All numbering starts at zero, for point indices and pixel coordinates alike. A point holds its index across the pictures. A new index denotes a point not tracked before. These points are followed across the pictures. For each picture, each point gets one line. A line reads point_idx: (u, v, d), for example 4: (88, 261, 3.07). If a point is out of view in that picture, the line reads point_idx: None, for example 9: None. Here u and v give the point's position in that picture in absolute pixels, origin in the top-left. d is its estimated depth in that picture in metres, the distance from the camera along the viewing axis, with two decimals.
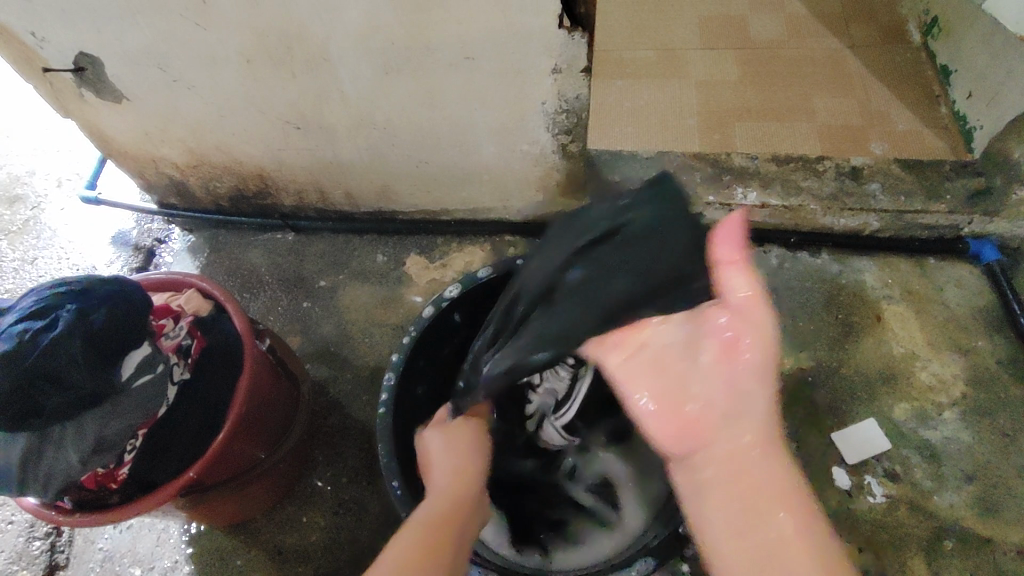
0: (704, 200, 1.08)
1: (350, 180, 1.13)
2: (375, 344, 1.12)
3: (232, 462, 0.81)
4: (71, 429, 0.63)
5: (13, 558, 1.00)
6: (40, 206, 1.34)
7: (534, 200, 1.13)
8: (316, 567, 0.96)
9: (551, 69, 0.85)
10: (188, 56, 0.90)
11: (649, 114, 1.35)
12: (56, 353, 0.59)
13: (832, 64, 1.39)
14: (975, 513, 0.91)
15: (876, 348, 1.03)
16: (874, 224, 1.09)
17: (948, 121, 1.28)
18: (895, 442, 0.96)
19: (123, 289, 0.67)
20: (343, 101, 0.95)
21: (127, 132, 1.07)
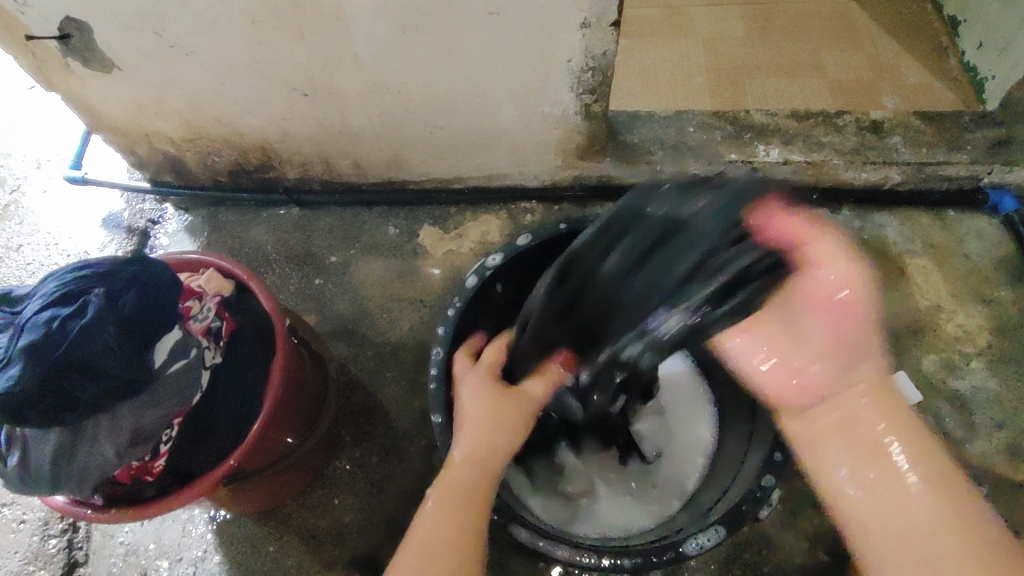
0: (727, 158, 1.05)
1: (360, 150, 1.08)
2: (395, 319, 1.08)
3: (269, 450, 0.78)
4: (105, 422, 0.60)
5: (29, 558, 0.96)
6: (20, 189, 1.26)
7: (552, 164, 1.09)
8: (352, 548, 0.94)
9: (580, 23, 0.80)
10: (186, 18, 0.83)
11: (655, 74, 1.23)
12: (89, 340, 0.56)
13: (839, 19, 1.28)
14: (1006, 459, 0.94)
15: (901, 301, 1.04)
16: (895, 177, 1.08)
17: (957, 72, 1.20)
18: (925, 394, 0.98)
19: (151, 268, 0.63)
20: (356, 64, 0.88)
21: (118, 105, 1.00)
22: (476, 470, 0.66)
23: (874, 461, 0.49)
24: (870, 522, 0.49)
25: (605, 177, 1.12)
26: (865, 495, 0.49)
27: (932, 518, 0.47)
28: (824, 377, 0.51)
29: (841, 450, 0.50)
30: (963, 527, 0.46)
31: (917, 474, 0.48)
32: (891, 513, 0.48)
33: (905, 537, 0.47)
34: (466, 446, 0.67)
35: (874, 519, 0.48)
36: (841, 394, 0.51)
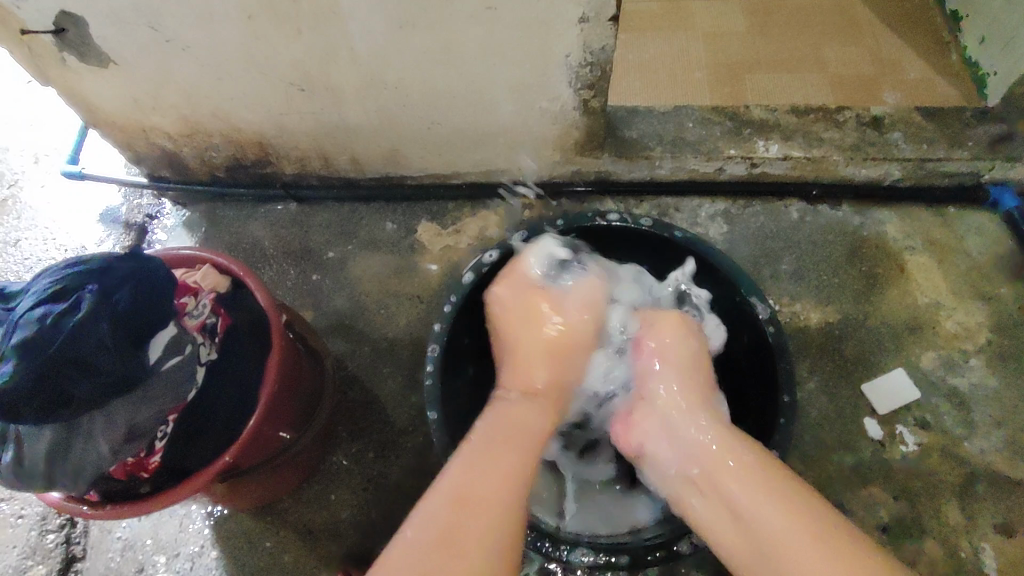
0: (727, 154, 1.04)
1: (357, 145, 1.07)
2: (392, 315, 1.08)
3: (265, 445, 0.78)
4: (100, 418, 0.60)
5: (27, 553, 0.96)
6: (18, 184, 1.26)
7: (550, 160, 1.09)
8: (349, 544, 0.94)
9: (578, 18, 0.79)
10: (182, 12, 0.82)
11: (655, 69, 1.22)
12: (83, 336, 0.55)
13: (840, 13, 1.27)
14: (1005, 457, 0.94)
15: (900, 298, 1.03)
16: (895, 174, 1.08)
17: (958, 68, 1.19)
18: (924, 391, 0.97)
19: (145, 264, 0.63)
20: (353, 59, 0.88)
21: (115, 100, 1.00)
22: (523, 419, 0.72)
23: (761, 490, 0.63)
24: (761, 529, 0.61)
25: (603, 173, 1.11)
26: (750, 512, 0.62)
27: (806, 527, 0.59)
28: (716, 438, 0.70)
29: (736, 482, 0.65)
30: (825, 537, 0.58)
31: (794, 502, 0.61)
32: (780, 521, 0.60)
33: (789, 539, 0.59)
34: (525, 381, 0.78)
35: (764, 526, 0.61)
36: (708, 444, 0.70)
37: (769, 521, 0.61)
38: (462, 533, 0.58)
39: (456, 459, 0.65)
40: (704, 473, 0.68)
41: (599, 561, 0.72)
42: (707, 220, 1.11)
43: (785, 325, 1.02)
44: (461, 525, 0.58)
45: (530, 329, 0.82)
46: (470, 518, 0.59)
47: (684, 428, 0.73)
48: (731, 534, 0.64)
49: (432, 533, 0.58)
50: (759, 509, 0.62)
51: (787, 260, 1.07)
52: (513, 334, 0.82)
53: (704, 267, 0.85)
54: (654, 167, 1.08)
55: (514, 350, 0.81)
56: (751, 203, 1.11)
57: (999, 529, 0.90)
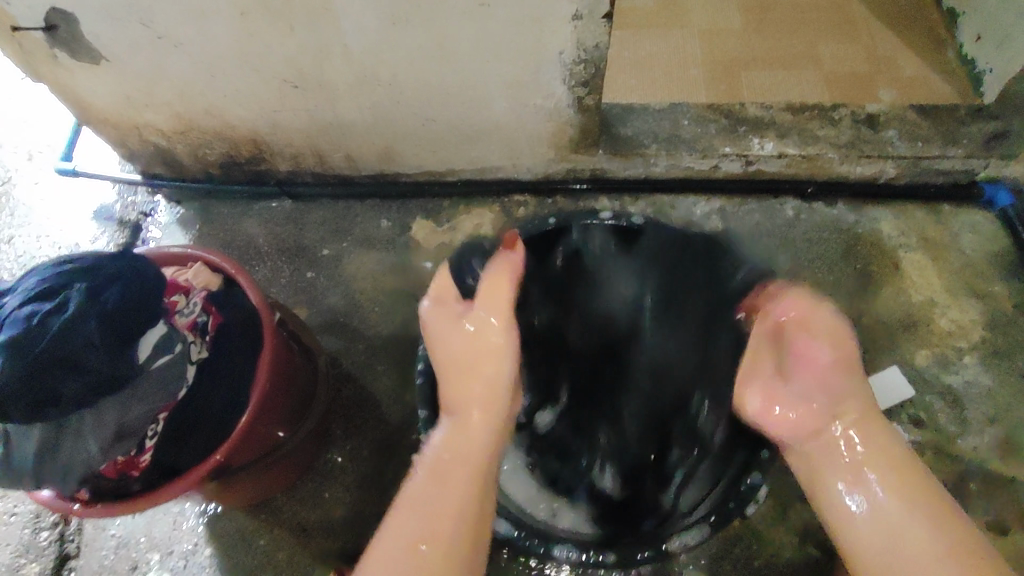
0: (722, 151, 1.04)
1: (352, 143, 1.07)
2: (387, 313, 1.08)
3: (258, 443, 0.77)
4: (89, 417, 0.60)
5: (21, 551, 0.96)
6: (11, 181, 1.25)
7: (545, 157, 1.08)
8: (342, 542, 0.94)
9: (571, 15, 0.79)
10: (174, 10, 0.82)
11: (651, 66, 1.22)
12: (72, 335, 0.55)
13: (836, 9, 1.26)
14: (998, 455, 0.94)
15: (895, 296, 1.03)
16: (890, 171, 1.08)
17: (954, 65, 1.18)
18: (918, 389, 0.97)
19: (134, 263, 0.63)
20: (346, 56, 0.88)
21: (107, 97, 0.99)
22: (466, 425, 0.72)
23: (893, 467, 0.67)
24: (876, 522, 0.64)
25: (598, 171, 1.11)
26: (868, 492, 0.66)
27: (927, 518, 0.62)
28: (810, 415, 0.73)
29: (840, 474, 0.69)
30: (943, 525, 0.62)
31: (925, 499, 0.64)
32: (898, 515, 0.63)
33: (908, 531, 0.62)
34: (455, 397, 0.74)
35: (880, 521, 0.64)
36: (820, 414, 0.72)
37: (889, 513, 0.64)
38: (431, 527, 0.63)
39: (415, 477, 0.68)
40: (835, 451, 0.70)
41: (584, 559, 0.72)
42: (702, 218, 1.11)
43: None
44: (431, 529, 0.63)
45: (454, 352, 0.76)
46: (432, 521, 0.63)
47: (829, 435, 0.71)
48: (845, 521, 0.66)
49: (406, 541, 0.62)
50: (882, 505, 0.64)
51: (782, 258, 1.07)
52: (448, 374, 0.75)
53: (697, 265, 0.85)
54: (650, 164, 1.08)
55: (451, 364, 0.76)
56: (746, 201, 1.11)
57: (992, 526, 0.90)
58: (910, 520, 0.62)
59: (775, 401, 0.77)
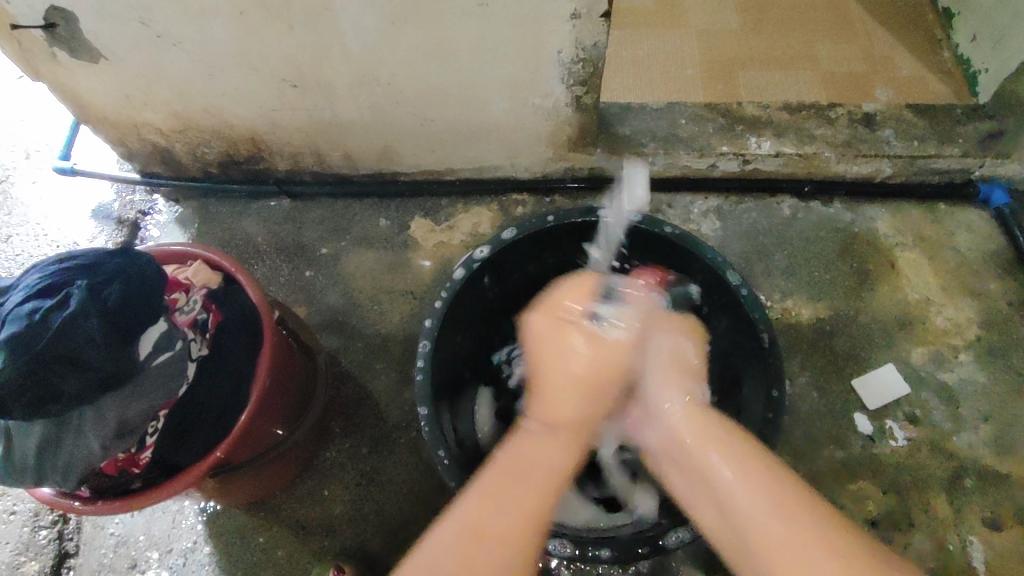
0: (719, 151, 1.04)
1: (350, 142, 1.07)
2: (385, 311, 1.08)
3: (257, 440, 0.77)
4: (90, 414, 0.60)
5: (20, 549, 0.96)
6: (10, 180, 1.25)
7: (543, 156, 1.09)
8: (341, 540, 0.94)
9: (570, 14, 0.79)
10: (173, 8, 0.82)
11: (649, 66, 1.22)
12: (73, 331, 0.56)
13: (833, 10, 1.27)
14: (993, 452, 0.94)
15: (891, 294, 1.04)
16: (887, 171, 1.08)
17: (950, 65, 1.19)
18: (913, 386, 0.98)
19: (135, 260, 0.63)
20: (345, 55, 0.88)
21: (105, 95, 0.99)
22: (549, 440, 0.64)
23: (716, 460, 0.60)
24: (728, 511, 0.57)
25: (597, 170, 1.11)
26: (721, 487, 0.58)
27: (779, 502, 0.55)
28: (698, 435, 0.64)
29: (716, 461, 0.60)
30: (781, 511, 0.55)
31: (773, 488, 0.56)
32: (756, 502, 0.56)
33: (770, 529, 0.54)
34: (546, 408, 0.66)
35: (741, 504, 0.56)
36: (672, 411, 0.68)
37: (772, 528, 0.54)
38: (486, 534, 0.56)
39: (489, 468, 0.62)
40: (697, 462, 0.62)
41: (575, 553, 0.73)
42: (700, 217, 1.11)
43: (776, 321, 1.03)
44: (490, 511, 0.57)
45: (555, 352, 0.69)
46: (492, 517, 0.57)
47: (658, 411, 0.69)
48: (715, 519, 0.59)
49: (460, 548, 0.55)
50: (733, 490, 0.57)
51: (779, 256, 1.07)
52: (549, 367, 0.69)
53: (693, 262, 0.86)
54: (648, 163, 1.08)
55: (547, 388, 0.67)
56: (744, 200, 1.12)
57: (987, 523, 0.91)
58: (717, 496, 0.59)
59: (772, 398, 0.77)
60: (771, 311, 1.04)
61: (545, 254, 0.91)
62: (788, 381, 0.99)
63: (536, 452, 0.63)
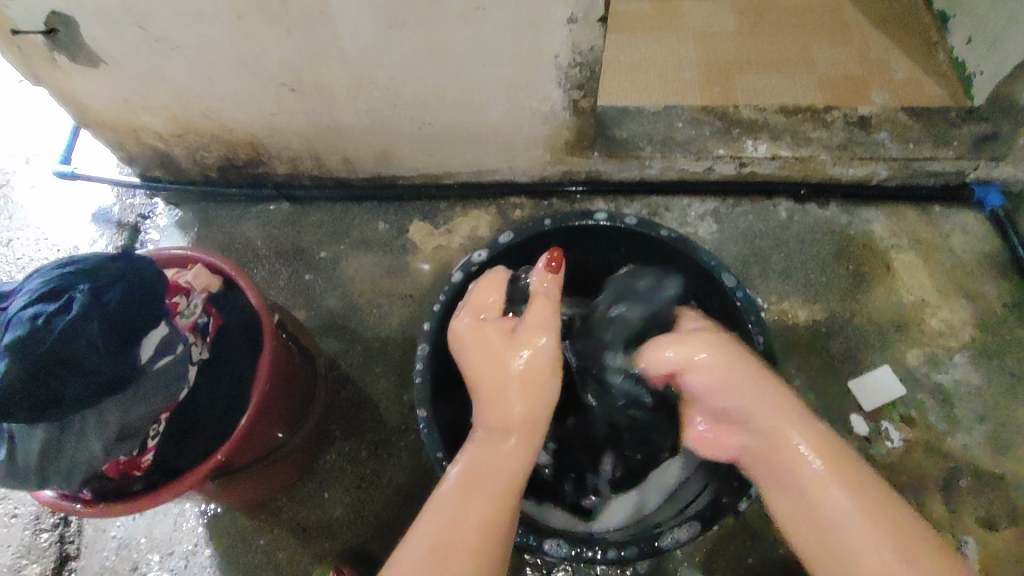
0: (715, 154, 1.05)
1: (349, 145, 1.08)
2: (384, 314, 1.09)
3: (257, 443, 0.78)
4: (91, 417, 0.61)
5: (21, 552, 0.97)
6: (10, 184, 1.26)
7: (541, 160, 1.09)
8: (341, 542, 0.95)
9: (566, 19, 0.80)
10: (172, 13, 0.82)
11: (646, 69, 1.23)
12: (75, 335, 0.56)
13: (829, 13, 1.27)
14: (988, 452, 0.95)
15: (886, 296, 1.05)
16: (882, 173, 1.09)
17: (945, 68, 1.20)
18: (909, 388, 0.99)
19: (137, 265, 0.64)
20: (343, 59, 0.88)
21: (105, 100, 1.00)
22: (502, 455, 0.67)
23: (823, 474, 0.64)
24: (834, 529, 0.61)
25: (594, 173, 1.12)
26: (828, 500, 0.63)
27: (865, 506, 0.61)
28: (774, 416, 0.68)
29: (825, 472, 0.64)
30: (874, 516, 0.60)
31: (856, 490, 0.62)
32: (850, 509, 0.61)
33: (865, 548, 0.59)
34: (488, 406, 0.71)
35: (840, 531, 0.61)
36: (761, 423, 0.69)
37: (882, 554, 0.58)
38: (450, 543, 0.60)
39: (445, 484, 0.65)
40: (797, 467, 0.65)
41: (573, 553, 0.73)
42: (696, 220, 1.12)
43: (773, 323, 1.04)
44: (466, 505, 0.63)
45: (495, 365, 0.72)
46: (451, 527, 0.61)
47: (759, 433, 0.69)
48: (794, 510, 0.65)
49: (428, 555, 0.59)
50: (841, 513, 0.62)
51: (775, 258, 1.08)
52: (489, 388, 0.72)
53: (691, 266, 0.86)
54: (645, 166, 1.09)
55: (491, 393, 0.72)
56: (740, 203, 1.13)
57: (982, 523, 0.92)
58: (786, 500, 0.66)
59: None
60: (767, 314, 1.04)
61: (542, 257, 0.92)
62: (785, 383, 1.00)
63: (493, 466, 0.66)
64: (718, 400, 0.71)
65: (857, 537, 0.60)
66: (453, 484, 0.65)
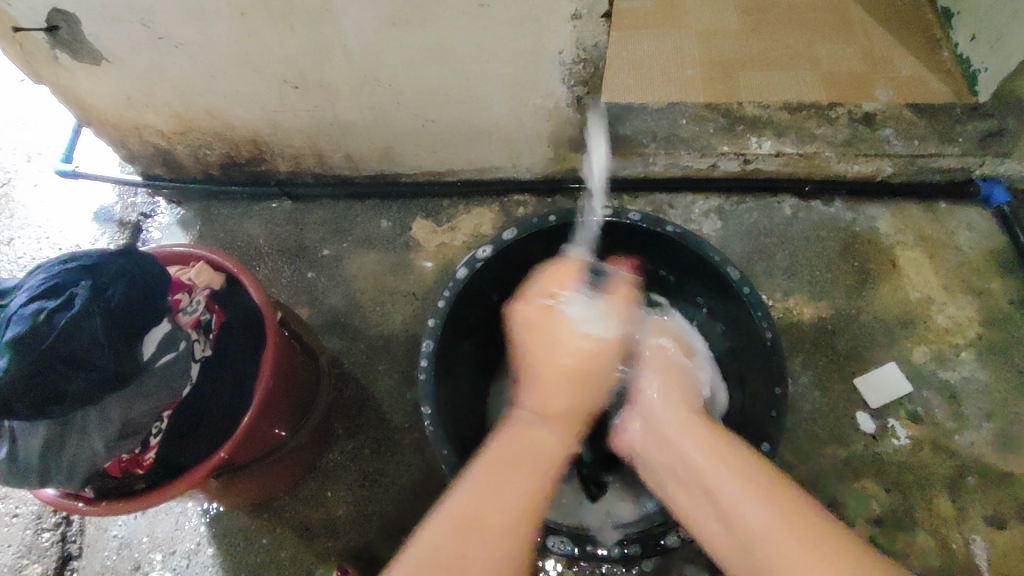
0: (720, 151, 1.05)
1: (352, 143, 1.07)
2: (386, 312, 1.08)
3: (259, 441, 0.77)
4: (94, 414, 0.60)
5: (23, 552, 0.96)
6: (11, 183, 1.25)
7: (544, 157, 1.09)
8: (344, 541, 0.94)
9: (570, 15, 0.80)
10: (175, 10, 0.82)
11: (649, 66, 1.23)
12: (78, 331, 0.56)
13: (833, 10, 1.27)
14: (995, 450, 0.94)
15: (892, 293, 1.04)
16: (887, 169, 1.08)
17: (950, 64, 1.19)
18: (915, 385, 0.98)
19: (139, 261, 0.64)
20: (346, 57, 0.88)
21: (108, 98, 1.00)
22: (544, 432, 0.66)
23: (710, 461, 0.62)
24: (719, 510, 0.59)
25: (597, 170, 1.12)
26: (702, 468, 0.62)
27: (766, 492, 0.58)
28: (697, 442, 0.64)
29: (725, 478, 0.60)
30: (787, 524, 0.55)
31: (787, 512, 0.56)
32: (765, 517, 0.56)
33: (778, 538, 0.54)
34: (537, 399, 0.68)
35: (711, 514, 0.60)
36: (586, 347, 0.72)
37: (761, 532, 0.55)
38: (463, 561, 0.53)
39: (493, 452, 0.62)
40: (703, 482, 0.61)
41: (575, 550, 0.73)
42: (701, 217, 1.12)
43: (778, 320, 1.03)
44: (480, 511, 0.57)
45: (553, 343, 0.72)
46: (492, 505, 0.57)
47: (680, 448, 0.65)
48: (725, 540, 0.58)
49: (457, 520, 0.56)
50: (739, 502, 0.57)
51: (780, 255, 1.08)
52: (539, 357, 0.72)
53: (699, 263, 0.85)
54: (648, 163, 1.09)
55: (539, 383, 0.69)
56: (744, 200, 1.12)
57: (990, 521, 0.91)
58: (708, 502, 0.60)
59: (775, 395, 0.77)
60: (772, 311, 1.04)
61: (546, 253, 0.91)
62: (790, 380, 0.99)
63: (535, 449, 0.63)
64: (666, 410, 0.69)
65: (762, 527, 0.55)
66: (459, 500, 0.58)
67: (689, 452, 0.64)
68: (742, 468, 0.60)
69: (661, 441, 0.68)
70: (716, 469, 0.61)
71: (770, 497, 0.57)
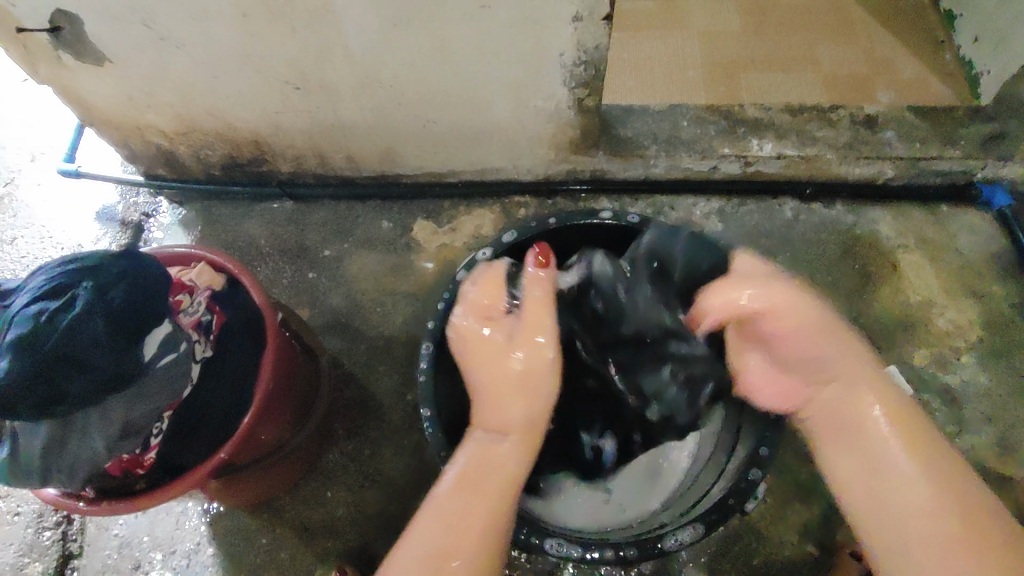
0: (721, 153, 1.05)
1: (353, 144, 1.07)
2: (387, 313, 1.08)
3: (260, 442, 0.77)
4: (95, 414, 0.60)
5: (24, 550, 0.97)
6: (14, 182, 1.26)
7: (545, 159, 1.09)
8: (344, 541, 0.95)
9: (571, 17, 0.80)
10: (177, 11, 0.82)
11: (650, 68, 1.23)
12: (79, 333, 0.56)
13: (835, 12, 1.27)
14: (995, 454, 0.94)
15: (893, 296, 1.04)
16: (889, 172, 1.08)
17: (952, 67, 1.19)
18: (916, 388, 0.98)
19: (140, 262, 0.64)
20: (347, 58, 0.88)
21: (111, 99, 1.00)
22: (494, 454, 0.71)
23: (897, 413, 0.67)
24: (901, 467, 0.64)
25: (598, 171, 1.12)
26: (847, 410, 0.68)
27: (936, 474, 0.63)
28: (867, 389, 0.68)
29: (888, 448, 0.65)
30: (951, 478, 0.63)
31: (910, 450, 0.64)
32: (928, 499, 0.62)
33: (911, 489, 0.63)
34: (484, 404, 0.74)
35: (890, 463, 0.64)
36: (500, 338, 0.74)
37: (920, 496, 0.62)
38: (447, 554, 0.63)
39: (452, 469, 0.70)
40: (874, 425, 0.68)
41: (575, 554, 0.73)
42: (702, 219, 1.12)
43: None
44: (458, 503, 0.66)
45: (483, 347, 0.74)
46: (449, 522, 0.65)
47: (862, 396, 0.68)
48: (860, 497, 0.66)
49: (426, 557, 0.63)
50: (897, 463, 0.64)
51: (781, 257, 1.08)
52: (472, 365, 0.75)
53: None
54: (650, 165, 1.09)
55: (492, 394, 0.73)
56: (745, 202, 1.12)
57: None
58: (845, 459, 0.68)
59: (775, 399, 0.77)
60: None
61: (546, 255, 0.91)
62: None
63: (489, 471, 0.69)
64: (790, 350, 0.72)
65: (906, 480, 0.63)
66: (450, 485, 0.68)
67: (857, 411, 0.68)
68: (905, 418, 0.67)
69: (815, 380, 0.71)
70: (858, 397, 0.68)
71: (944, 471, 0.63)
